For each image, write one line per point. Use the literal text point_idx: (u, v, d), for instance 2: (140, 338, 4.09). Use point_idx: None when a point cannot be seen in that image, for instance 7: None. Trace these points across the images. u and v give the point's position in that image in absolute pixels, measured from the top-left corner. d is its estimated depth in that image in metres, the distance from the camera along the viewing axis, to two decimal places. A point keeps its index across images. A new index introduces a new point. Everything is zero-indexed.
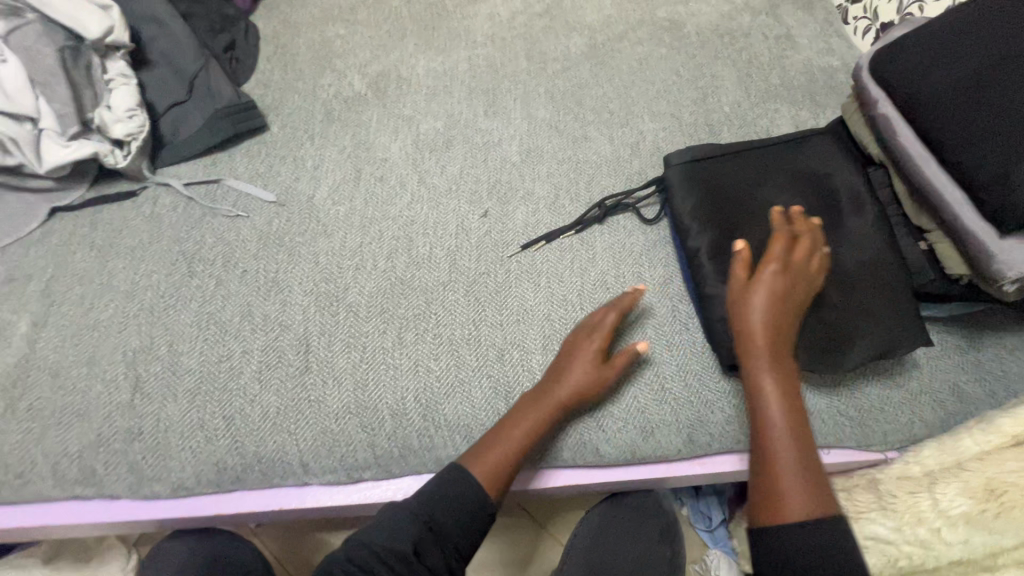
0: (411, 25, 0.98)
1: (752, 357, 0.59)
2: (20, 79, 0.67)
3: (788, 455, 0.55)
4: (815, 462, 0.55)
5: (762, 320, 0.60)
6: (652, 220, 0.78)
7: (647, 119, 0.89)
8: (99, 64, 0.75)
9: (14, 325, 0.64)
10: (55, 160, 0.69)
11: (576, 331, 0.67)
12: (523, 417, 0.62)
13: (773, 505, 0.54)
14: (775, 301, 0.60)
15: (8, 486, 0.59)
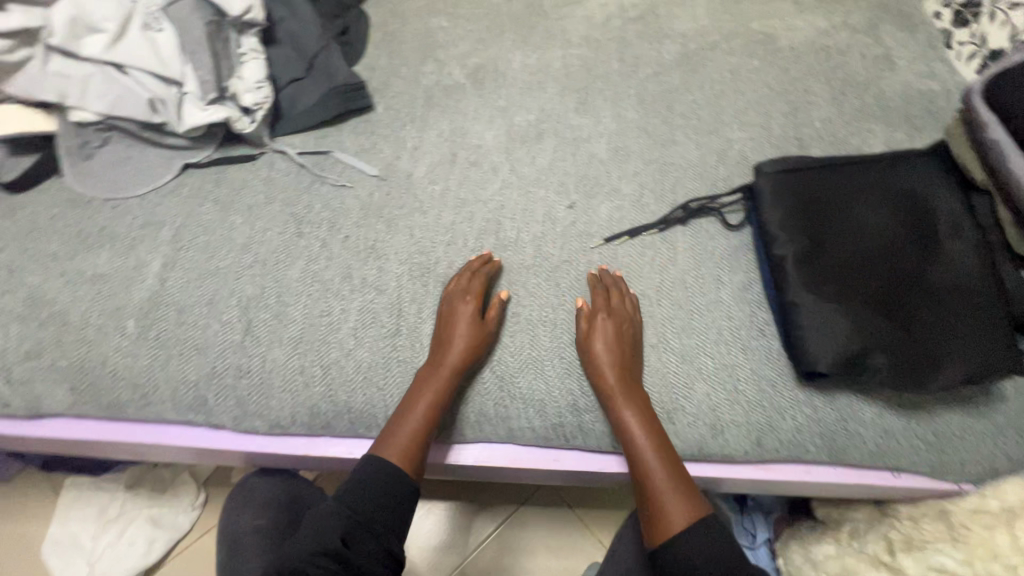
0: (510, 21, 1.02)
1: (601, 381, 0.65)
2: (173, 47, 0.75)
3: (660, 477, 0.61)
4: (681, 469, 0.63)
5: (602, 347, 0.66)
6: (737, 225, 0.79)
7: (736, 128, 0.90)
8: (235, 40, 0.82)
9: (149, 264, 0.72)
10: (193, 120, 0.77)
11: (440, 302, 0.71)
12: (421, 395, 0.65)
13: (658, 515, 0.60)
14: (614, 339, 0.66)
15: (133, 404, 0.67)
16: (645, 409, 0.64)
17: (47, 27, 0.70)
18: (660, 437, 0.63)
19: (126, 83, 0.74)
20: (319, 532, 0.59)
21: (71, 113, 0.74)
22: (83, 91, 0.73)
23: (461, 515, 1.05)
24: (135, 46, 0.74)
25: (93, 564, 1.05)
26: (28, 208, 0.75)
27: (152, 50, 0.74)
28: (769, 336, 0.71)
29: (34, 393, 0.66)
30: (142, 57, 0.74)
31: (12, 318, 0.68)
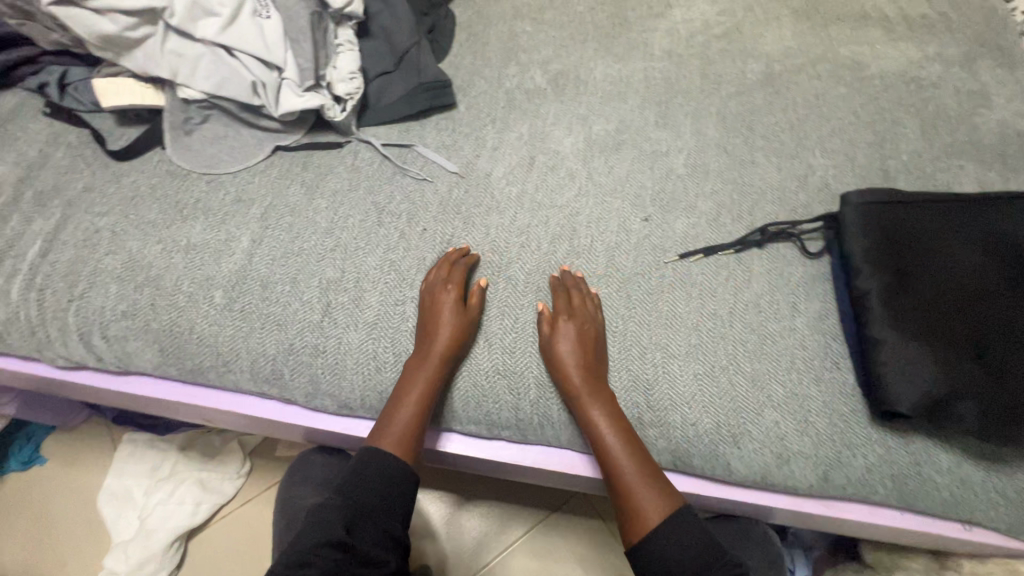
0: (593, 30, 1.03)
1: (567, 382, 0.65)
2: (278, 34, 0.78)
3: (634, 475, 0.62)
4: (652, 468, 0.64)
5: (567, 349, 0.66)
6: (816, 253, 0.78)
7: (819, 154, 0.88)
8: (332, 30, 0.85)
9: (238, 239, 0.75)
10: (290, 106, 0.80)
11: (420, 293, 0.72)
12: (409, 386, 0.66)
13: (634, 514, 0.61)
14: (580, 337, 0.67)
15: (214, 371, 0.70)
16: (613, 411, 0.65)
17: (168, 6, 0.73)
18: (630, 438, 0.64)
19: (232, 64, 0.78)
20: (322, 524, 0.61)
21: (180, 91, 0.79)
22: (193, 70, 0.77)
23: (491, 515, 1.06)
24: (244, 30, 0.77)
25: (143, 520, 1.09)
26: (131, 175, 0.79)
27: (259, 34, 0.77)
28: (844, 370, 0.70)
29: (125, 351, 0.70)
30: (249, 41, 0.77)
31: (111, 278, 0.71)
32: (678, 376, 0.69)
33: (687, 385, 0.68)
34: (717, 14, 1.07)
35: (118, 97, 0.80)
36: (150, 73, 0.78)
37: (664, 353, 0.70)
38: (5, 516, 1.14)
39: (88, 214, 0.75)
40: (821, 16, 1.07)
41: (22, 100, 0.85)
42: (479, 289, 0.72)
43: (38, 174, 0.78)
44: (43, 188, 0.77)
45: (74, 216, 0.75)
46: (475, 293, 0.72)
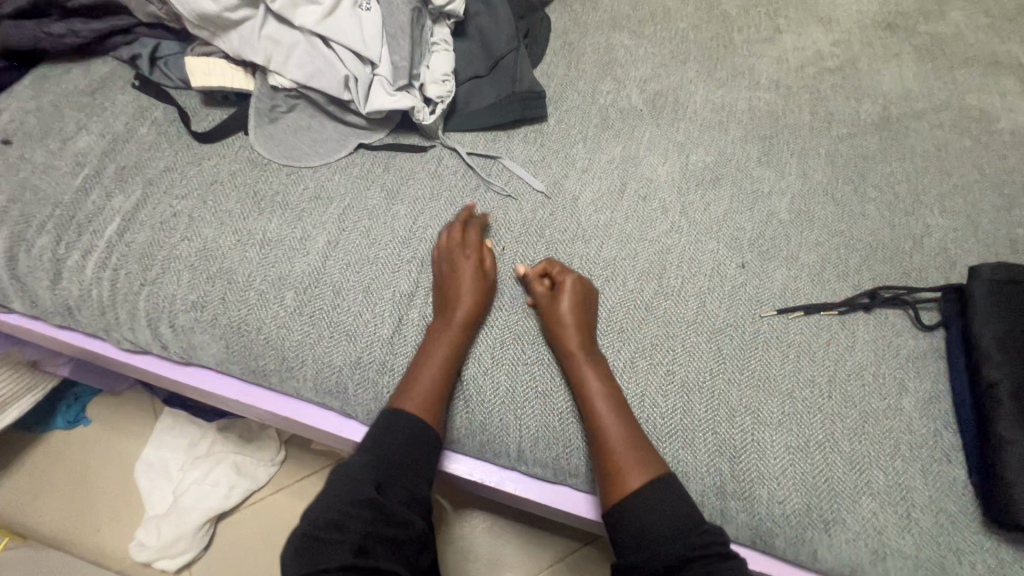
0: (696, 51, 0.96)
1: (561, 340, 0.65)
2: (376, 28, 0.75)
3: (616, 436, 0.60)
4: (639, 432, 0.62)
5: (565, 308, 0.66)
6: (931, 325, 0.70)
7: (937, 213, 0.80)
8: (429, 28, 0.81)
9: (314, 239, 0.72)
10: (379, 104, 0.76)
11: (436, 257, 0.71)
12: (437, 344, 0.65)
13: (615, 475, 0.59)
14: (576, 301, 0.67)
15: (277, 375, 0.68)
16: (602, 373, 0.64)
17: None
18: (615, 400, 0.62)
19: (326, 56, 0.75)
20: (351, 485, 0.57)
21: (271, 77, 0.77)
22: (287, 58, 0.75)
23: (508, 541, 1.02)
24: (344, 23, 0.74)
25: (177, 496, 1.08)
26: (213, 159, 0.77)
27: (358, 28, 0.75)
28: (955, 463, 0.63)
29: (191, 342, 0.68)
30: (348, 35, 0.74)
31: (184, 266, 0.69)
32: (768, 446, 0.63)
33: (777, 459, 0.63)
34: (831, 45, 0.99)
35: (208, 78, 0.78)
36: (243, 57, 0.76)
37: (754, 419, 0.64)
38: (46, 473, 1.15)
39: (167, 196, 0.74)
40: (947, 57, 0.98)
41: (111, 69, 0.84)
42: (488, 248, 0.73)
43: (121, 148, 0.77)
44: (126, 163, 0.75)
45: (153, 196, 0.73)
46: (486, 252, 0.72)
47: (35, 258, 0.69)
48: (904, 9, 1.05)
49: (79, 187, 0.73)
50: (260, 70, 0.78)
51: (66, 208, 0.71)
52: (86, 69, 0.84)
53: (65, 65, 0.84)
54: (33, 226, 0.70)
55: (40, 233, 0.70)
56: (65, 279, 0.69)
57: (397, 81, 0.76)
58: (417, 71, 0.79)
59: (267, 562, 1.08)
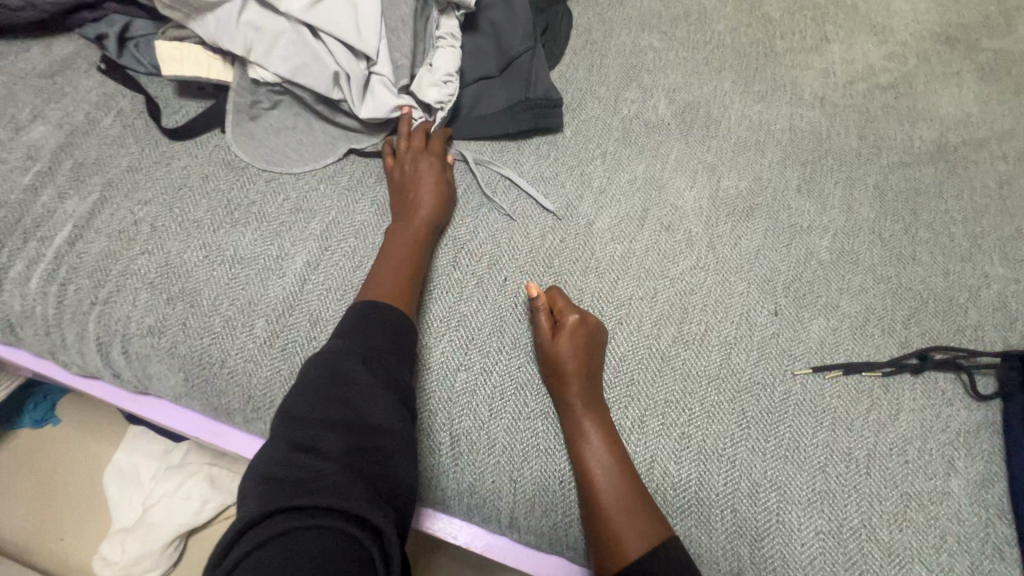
0: (732, 59, 0.86)
1: (559, 380, 0.58)
2: (374, 17, 0.66)
3: (614, 489, 0.53)
4: (639, 492, 0.54)
5: (566, 345, 0.58)
6: (988, 396, 0.61)
7: (997, 261, 0.71)
8: (434, 20, 0.72)
9: (292, 258, 0.64)
10: (375, 108, 0.68)
11: (395, 164, 0.69)
12: (397, 239, 0.63)
13: (614, 541, 0.51)
14: (580, 338, 0.59)
15: (243, 414, 0.60)
16: (601, 421, 0.57)
17: None
18: (615, 450, 0.55)
19: (315, 49, 0.65)
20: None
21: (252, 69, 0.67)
22: (270, 48, 0.65)
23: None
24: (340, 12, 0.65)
25: (147, 509, 1.02)
26: (183, 159, 0.68)
27: (352, 17, 0.65)
28: (1009, 562, 0.55)
29: (147, 372, 0.60)
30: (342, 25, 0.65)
31: (142, 284, 0.61)
32: (795, 532, 0.55)
33: (805, 546, 0.55)
34: (884, 58, 0.88)
35: (180, 66, 0.68)
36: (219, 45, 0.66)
37: (781, 498, 0.56)
38: (10, 475, 1.08)
39: (128, 199, 0.65)
40: (1013, 78, 0.87)
41: (75, 49, 0.75)
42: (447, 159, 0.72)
43: (80, 142, 0.68)
44: (84, 160, 0.67)
45: (113, 199, 0.65)
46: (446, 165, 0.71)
47: None
48: (967, 21, 0.94)
49: (28, 186, 0.64)
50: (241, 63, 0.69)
51: (11, 209, 0.63)
52: (47, 47, 0.75)
53: (24, 42, 0.75)
54: None
55: None
56: (6, 291, 0.61)
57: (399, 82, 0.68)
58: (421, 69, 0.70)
59: None
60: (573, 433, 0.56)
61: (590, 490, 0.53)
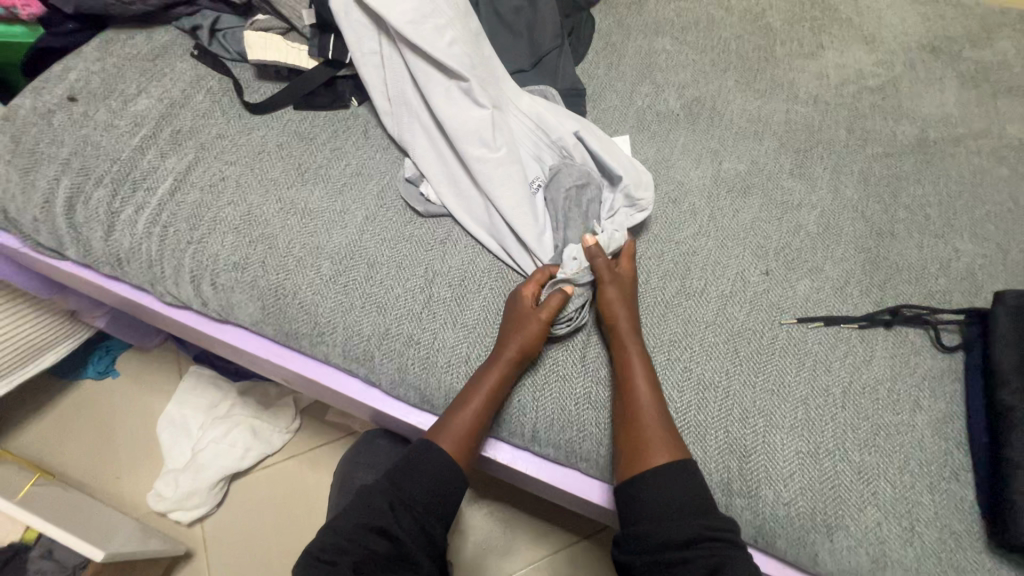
0: (736, 61, 0.97)
1: (614, 319, 0.67)
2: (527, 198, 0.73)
3: (648, 409, 0.62)
4: (665, 414, 0.63)
5: (613, 291, 0.68)
6: (951, 347, 0.71)
7: (968, 238, 0.80)
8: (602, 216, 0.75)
9: (352, 213, 0.75)
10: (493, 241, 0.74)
11: (508, 303, 0.69)
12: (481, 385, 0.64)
13: (640, 449, 0.60)
14: (625, 290, 0.69)
15: (307, 340, 0.71)
16: (645, 353, 0.66)
17: (455, 135, 0.75)
18: (650, 378, 0.64)
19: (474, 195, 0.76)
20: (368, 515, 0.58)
21: (422, 185, 0.77)
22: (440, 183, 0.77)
23: (520, 530, 1.09)
24: (508, 168, 0.74)
25: (195, 452, 1.13)
26: (262, 130, 0.81)
27: (512, 191, 0.73)
28: (964, 483, 0.63)
29: (229, 301, 0.72)
30: (504, 178, 0.74)
31: (228, 228, 0.73)
32: (777, 450, 0.64)
33: (787, 462, 0.64)
34: (873, 65, 0.99)
35: (264, 51, 0.81)
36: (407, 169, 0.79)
37: (766, 422, 0.66)
38: (73, 419, 1.20)
39: (218, 160, 0.77)
40: (991, 85, 0.97)
41: (173, 38, 0.88)
42: (558, 296, 0.68)
43: (177, 113, 0.81)
44: (181, 128, 0.79)
45: (204, 160, 0.77)
46: (548, 310, 0.66)
47: (91, 210, 0.74)
48: (952, 34, 1.04)
49: (136, 146, 0.77)
50: (333, 58, 0.81)
51: (122, 164, 0.76)
52: (149, 36, 0.88)
53: (130, 30, 0.88)
54: (92, 178, 0.75)
55: (98, 185, 0.75)
56: (117, 231, 0.73)
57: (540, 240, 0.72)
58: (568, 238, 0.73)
59: (277, 526, 1.12)
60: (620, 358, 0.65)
61: (630, 405, 0.63)
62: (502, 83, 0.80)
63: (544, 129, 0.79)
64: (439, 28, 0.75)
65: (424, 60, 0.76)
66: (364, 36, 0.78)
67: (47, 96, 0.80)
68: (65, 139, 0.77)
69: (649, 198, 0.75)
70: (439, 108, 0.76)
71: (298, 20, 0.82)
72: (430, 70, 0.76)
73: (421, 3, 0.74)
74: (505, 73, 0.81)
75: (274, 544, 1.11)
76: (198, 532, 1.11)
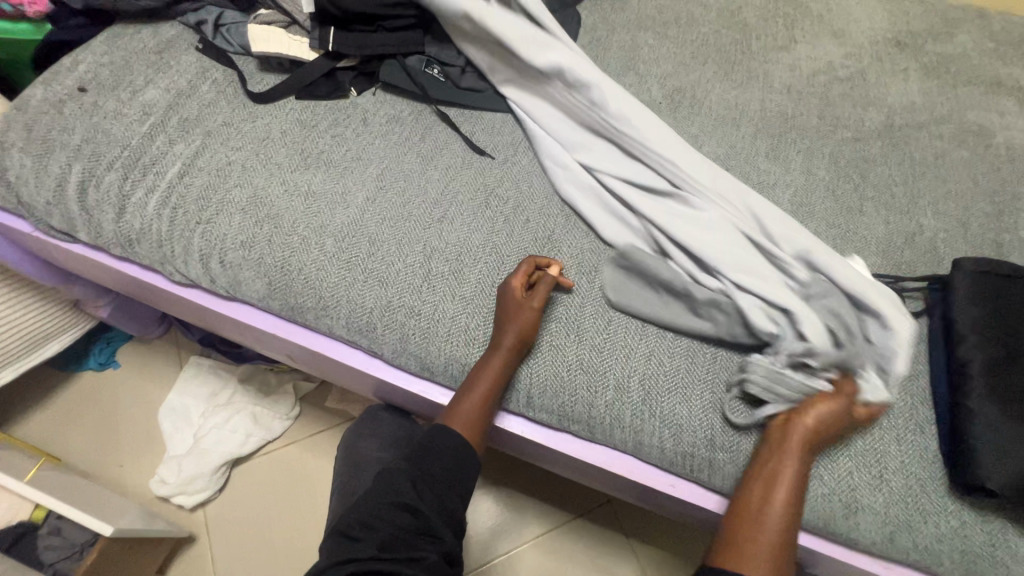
0: (715, 54, 1.03)
1: (795, 438, 0.62)
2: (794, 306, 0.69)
3: (772, 533, 0.60)
4: (787, 542, 0.60)
5: (821, 413, 0.63)
6: (916, 313, 0.76)
7: (931, 215, 0.86)
8: (874, 339, 0.69)
9: (354, 195, 0.79)
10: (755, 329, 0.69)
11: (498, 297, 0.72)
12: (484, 374, 0.67)
13: (738, 558, 0.59)
14: (830, 420, 0.63)
15: (312, 313, 0.74)
16: (800, 481, 0.62)
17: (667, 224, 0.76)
18: (793, 506, 0.61)
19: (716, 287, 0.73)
20: (391, 487, 0.63)
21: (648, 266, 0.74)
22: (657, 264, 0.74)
23: (521, 511, 1.12)
24: (738, 254, 0.73)
25: (197, 439, 1.15)
26: (266, 117, 0.85)
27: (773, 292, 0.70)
28: (928, 435, 0.68)
29: (237, 278, 0.75)
30: (751, 270, 0.72)
31: (235, 210, 0.77)
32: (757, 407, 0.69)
33: None
34: (843, 57, 1.05)
35: (266, 45, 0.86)
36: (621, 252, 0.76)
37: None
38: (75, 409, 1.22)
39: (223, 146, 0.81)
40: (952, 75, 1.04)
41: (178, 32, 0.92)
42: (546, 287, 0.71)
43: (184, 102, 0.84)
44: (187, 116, 0.83)
45: (211, 146, 0.81)
46: (541, 300, 0.70)
47: (103, 193, 0.77)
48: (916, 29, 1.11)
49: (145, 134, 0.81)
50: (333, 49, 0.85)
51: (132, 151, 0.79)
52: (155, 31, 0.92)
53: (136, 26, 0.92)
54: (103, 164, 0.79)
55: (109, 170, 0.78)
56: (128, 213, 0.77)
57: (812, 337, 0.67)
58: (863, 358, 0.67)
59: (280, 510, 1.14)
60: (767, 469, 0.62)
61: (755, 517, 0.61)
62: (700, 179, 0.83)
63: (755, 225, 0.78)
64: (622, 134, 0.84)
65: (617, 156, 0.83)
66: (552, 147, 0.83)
67: (58, 86, 0.84)
68: (76, 127, 0.81)
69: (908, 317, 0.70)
70: (646, 205, 0.78)
71: (300, 15, 0.86)
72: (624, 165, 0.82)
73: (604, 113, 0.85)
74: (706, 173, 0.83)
75: (276, 526, 1.13)
76: (200, 516, 1.13)
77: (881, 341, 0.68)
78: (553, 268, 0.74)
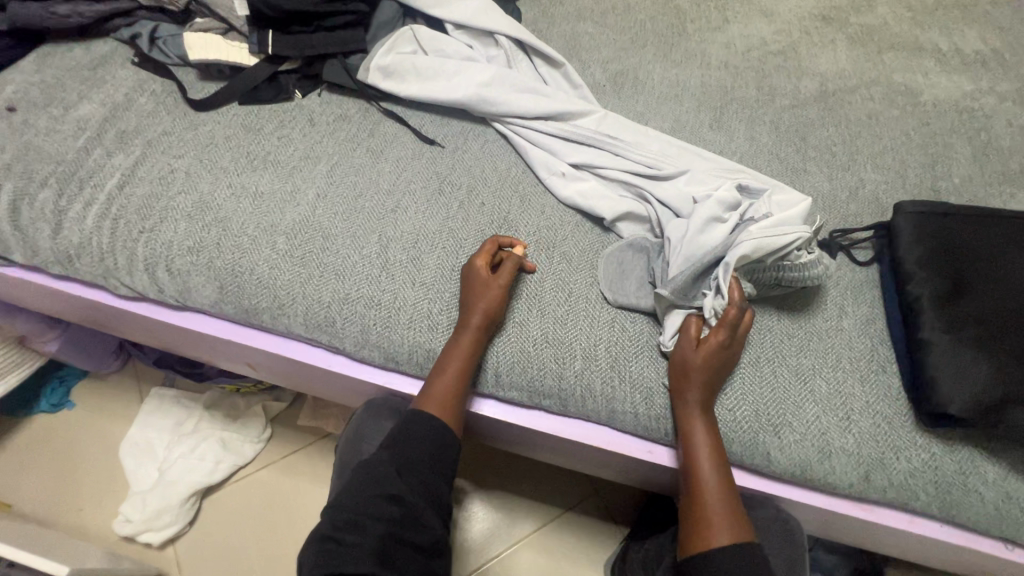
0: (654, 38, 1.06)
1: (700, 378, 0.63)
2: (674, 246, 0.71)
3: (713, 489, 0.60)
4: (728, 491, 0.61)
5: (700, 357, 0.63)
6: (866, 261, 0.79)
7: (870, 169, 0.89)
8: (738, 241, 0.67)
9: (304, 193, 0.78)
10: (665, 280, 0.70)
11: (463, 276, 0.71)
12: (455, 353, 0.66)
13: (702, 528, 0.59)
14: (711, 359, 0.63)
15: (268, 313, 0.72)
16: (712, 428, 0.63)
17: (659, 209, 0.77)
18: (717, 455, 0.62)
19: (665, 251, 0.73)
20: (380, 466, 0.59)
21: (655, 263, 0.74)
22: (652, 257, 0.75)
23: (509, 510, 1.09)
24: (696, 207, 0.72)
25: (163, 471, 1.09)
26: (209, 124, 0.83)
27: (682, 236, 0.71)
28: (891, 374, 0.69)
29: (186, 285, 0.72)
30: (697, 215, 0.71)
31: (181, 216, 0.74)
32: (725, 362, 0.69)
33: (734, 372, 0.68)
34: (774, 33, 1.10)
35: (204, 52, 0.85)
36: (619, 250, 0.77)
37: None
38: (27, 454, 1.15)
39: (165, 154, 0.79)
40: (876, 43, 1.09)
41: (112, 48, 0.90)
42: (509, 263, 0.71)
43: (122, 114, 0.82)
44: (125, 128, 0.81)
45: (151, 155, 0.79)
46: (506, 275, 0.70)
47: (38, 210, 0.74)
48: (839, 4, 1.16)
49: (81, 148, 0.78)
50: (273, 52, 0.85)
51: (68, 165, 0.77)
52: (87, 48, 0.90)
53: (68, 44, 0.90)
54: (37, 180, 0.76)
55: (43, 187, 0.75)
56: (66, 228, 0.74)
57: (701, 238, 0.70)
58: (738, 235, 0.68)
59: (257, 538, 1.09)
60: (686, 436, 0.63)
61: (694, 479, 0.62)
62: (694, 162, 0.82)
63: (741, 189, 0.77)
64: (612, 131, 0.85)
65: (610, 152, 0.83)
66: (543, 157, 0.83)
67: None
68: (6, 146, 0.78)
69: (795, 222, 0.68)
70: (643, 192, 0.79)
71: (237, 20, 0.85)
72: (615, 157, 0.82)
73: (590, 113, 0.86)
74: (696, 154, 0.84)
75: (254, 556, 1.07)
76: (170, 554, 1.07)
77: (747, 239, 0.66)
78: (511, 244, 0.74)
